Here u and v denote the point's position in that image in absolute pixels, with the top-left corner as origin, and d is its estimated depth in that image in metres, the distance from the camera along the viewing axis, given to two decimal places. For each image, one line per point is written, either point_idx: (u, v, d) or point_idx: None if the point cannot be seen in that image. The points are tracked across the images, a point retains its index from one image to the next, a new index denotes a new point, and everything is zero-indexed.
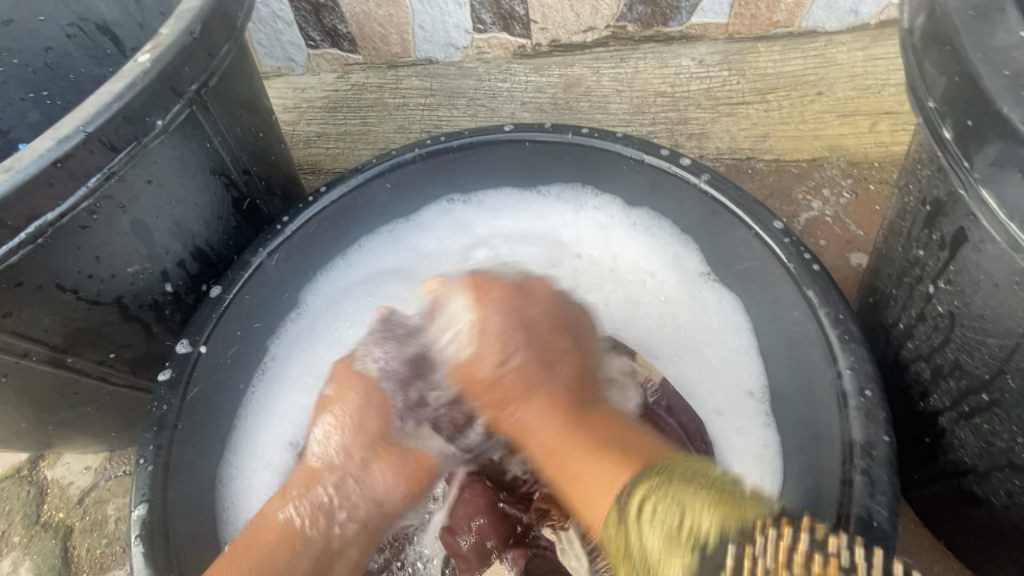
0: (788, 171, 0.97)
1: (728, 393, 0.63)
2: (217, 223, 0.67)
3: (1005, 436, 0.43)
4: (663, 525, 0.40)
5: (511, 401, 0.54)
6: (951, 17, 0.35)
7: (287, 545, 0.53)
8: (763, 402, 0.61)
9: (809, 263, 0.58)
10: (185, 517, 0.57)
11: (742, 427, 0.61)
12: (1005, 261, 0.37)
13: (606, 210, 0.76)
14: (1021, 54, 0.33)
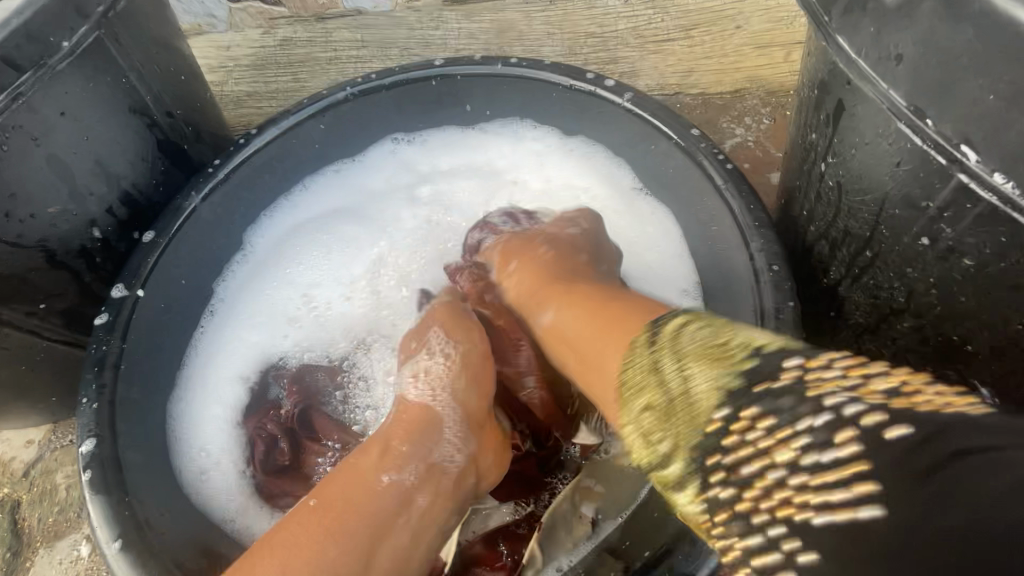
0: (712, 103, 1.03)
1: (662, 290, 0.67)
2: (144, 165, 0.65)
3: (885, 289, 0.47)
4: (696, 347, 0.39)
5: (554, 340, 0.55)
6: None
7: (364, 519, 0.46)
8: (695, 298, 0.64)
9: (724, 164, 0.62)
10: (141, 450, 0.59)
11: None
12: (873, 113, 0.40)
13: (544, 139, 0.77)
14: None
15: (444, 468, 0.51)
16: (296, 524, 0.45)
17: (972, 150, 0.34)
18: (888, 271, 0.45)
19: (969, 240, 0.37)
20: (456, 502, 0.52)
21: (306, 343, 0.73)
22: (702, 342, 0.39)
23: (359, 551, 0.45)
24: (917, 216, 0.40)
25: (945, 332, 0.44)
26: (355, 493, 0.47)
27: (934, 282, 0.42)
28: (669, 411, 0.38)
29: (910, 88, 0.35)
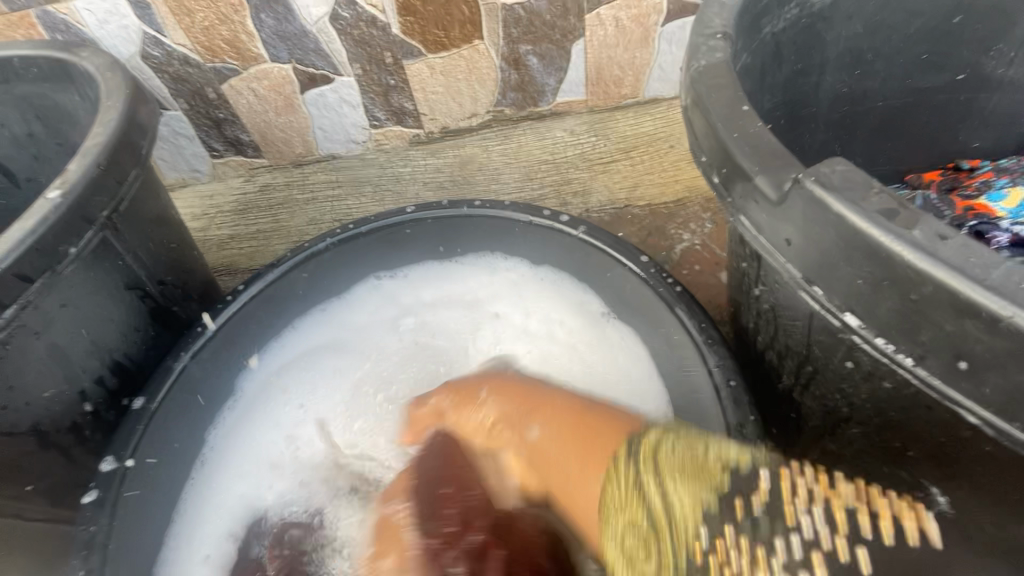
0: (660, 212, 1.14)
1: (635, 416, 0.71)
2: (135, 334, 0.68)
3: (832, 400, 0.52)
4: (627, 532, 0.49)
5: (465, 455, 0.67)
6: (709, 99, 0.45)
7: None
8: (666, 421, 0.69)
9: (672, 286, 0.70)
10: None
11: None
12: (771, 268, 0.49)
13: (517, 270, 0.84)
14: (737, 120, 0.43)
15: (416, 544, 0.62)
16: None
17: (855, 317, 0.38)
18: (829, 384, 0.51)
19: (882, 366, 0.42)
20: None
21: (290, 492, 0.73)
22: (678, 457, 0.49)
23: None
24: (838, 344, 0.45)
25: (888, 438, 0.48)
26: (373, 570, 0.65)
27: (867, 397, 0.47)
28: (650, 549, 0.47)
29: (803, 266, 0.39)
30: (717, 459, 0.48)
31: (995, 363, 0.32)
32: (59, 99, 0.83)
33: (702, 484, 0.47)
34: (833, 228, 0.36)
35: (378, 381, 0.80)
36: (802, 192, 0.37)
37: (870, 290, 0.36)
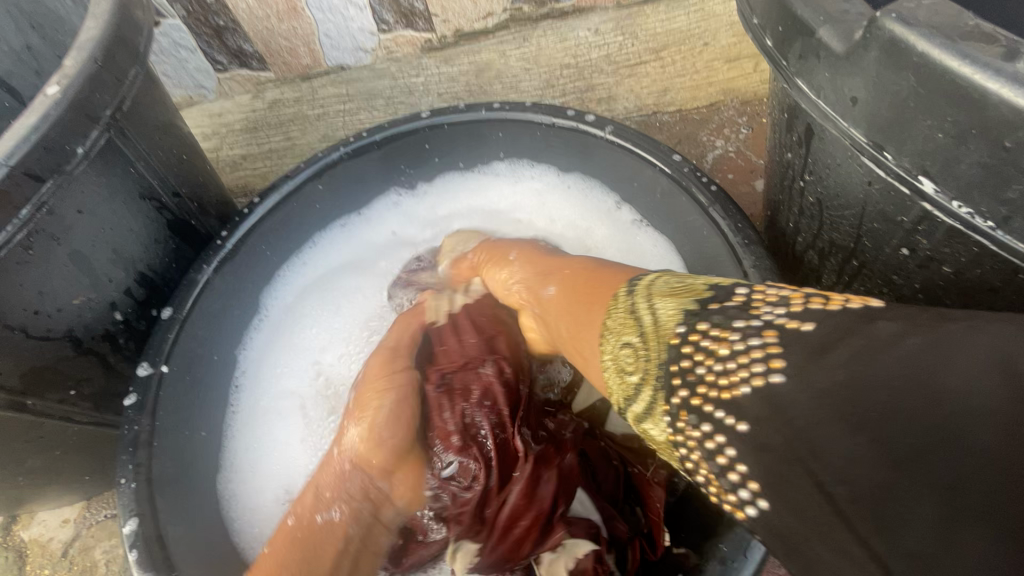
0: (691, 118, 1.09)
1: None
2: (157, 246, 0.68)
3: (875, 297, 0.49)
4: (623, 367, 0.49)
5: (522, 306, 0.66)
6: None
7: (305, 545, 0.58)
8: None
9: (708, 184, 0.65)
10: (183, 525, 0.62)
11: None
12: (821, 154, 0.45)
13: (542, 178, 0.81)
14: None
15: (360, 510, 0.61)
16: (276, 547, 0.59)
17: (931, 181, 0.35)
18: (875, 278, 0.48)
19: (945, 250, 0.39)
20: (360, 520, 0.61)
21: (318, 430, 0.73)
22: (669, 287, 0.49)
23: (338, 528, 0.60)
24: (894, 229, 0.42)
25: None
26: (302, 535, 0.59)
27: (919, 289, 0.44)
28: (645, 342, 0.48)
29: (866, 127, 0.36)
30: (703, 284, 0.48)
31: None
32: (50, 2, 0.77)
33: (678, 301, 0.48)
34: (912, 75, 0.32)
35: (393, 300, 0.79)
36: (878, 38, 0.33)
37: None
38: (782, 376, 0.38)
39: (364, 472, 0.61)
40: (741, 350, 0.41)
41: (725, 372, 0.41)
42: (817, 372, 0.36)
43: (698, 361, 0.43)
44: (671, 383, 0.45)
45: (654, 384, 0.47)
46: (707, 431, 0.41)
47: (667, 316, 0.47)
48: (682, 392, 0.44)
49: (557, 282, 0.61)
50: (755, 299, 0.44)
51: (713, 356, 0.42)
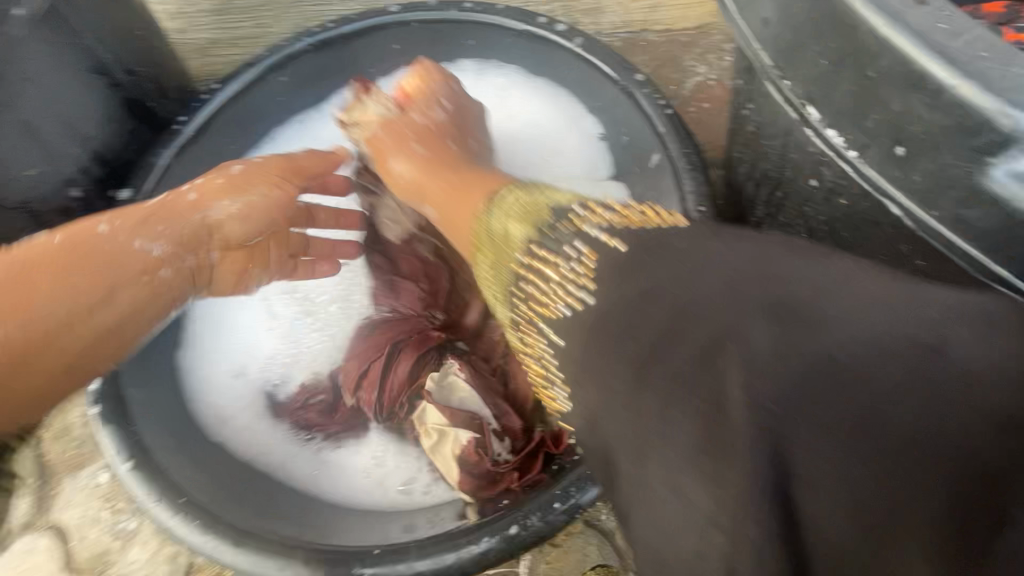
0: (677, 40, 1.01)
1: None
2: (113, 125, 0.68)
3: (794, 228, 0.52)
4: (483, 273, 0.49)
5: (422, 178, 0.62)
6: None
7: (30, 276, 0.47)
8: None
9: (664, 109, 0.66)
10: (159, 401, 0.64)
11: None
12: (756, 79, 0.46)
13: (510, 79, 0.79)
14: None
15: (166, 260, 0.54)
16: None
17: (816, 109, 0.35)
18: (793, 210, 0.50)
19: (841, 181, 0.40)
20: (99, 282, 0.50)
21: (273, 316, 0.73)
22: (519, 210, 0.46)
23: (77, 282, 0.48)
24: (808, 160, 0.43)
25: None
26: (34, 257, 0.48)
27: (825, 221, 0.46)
28: (494, 257, 0.47)
29: None
30: (548, 202, 0.45)
31: (929, 143, 0.29)
32: None
33: (527, 223, 0.44)
34: None
35: None
36: None
37: (831, 70, 0.32)
38: (593, 295, 0.37)
39: (172, 258, 0.55)
40: (563, 264, 0.40)
41: (557, 286, 0.40)
42: (627, 279, 0.36)
43: (534, 265, 0.42)
44: (516, 305, 0.44)
45: (498, 289, 0.47)
46: (536, 333, 0.42)
47: (512, 231, 0.45)
48: (526, 314, 0.43)
49: (439, 195, 0.59)
50: (589, 206, 0.43)
51: (540, 263, 0.42)
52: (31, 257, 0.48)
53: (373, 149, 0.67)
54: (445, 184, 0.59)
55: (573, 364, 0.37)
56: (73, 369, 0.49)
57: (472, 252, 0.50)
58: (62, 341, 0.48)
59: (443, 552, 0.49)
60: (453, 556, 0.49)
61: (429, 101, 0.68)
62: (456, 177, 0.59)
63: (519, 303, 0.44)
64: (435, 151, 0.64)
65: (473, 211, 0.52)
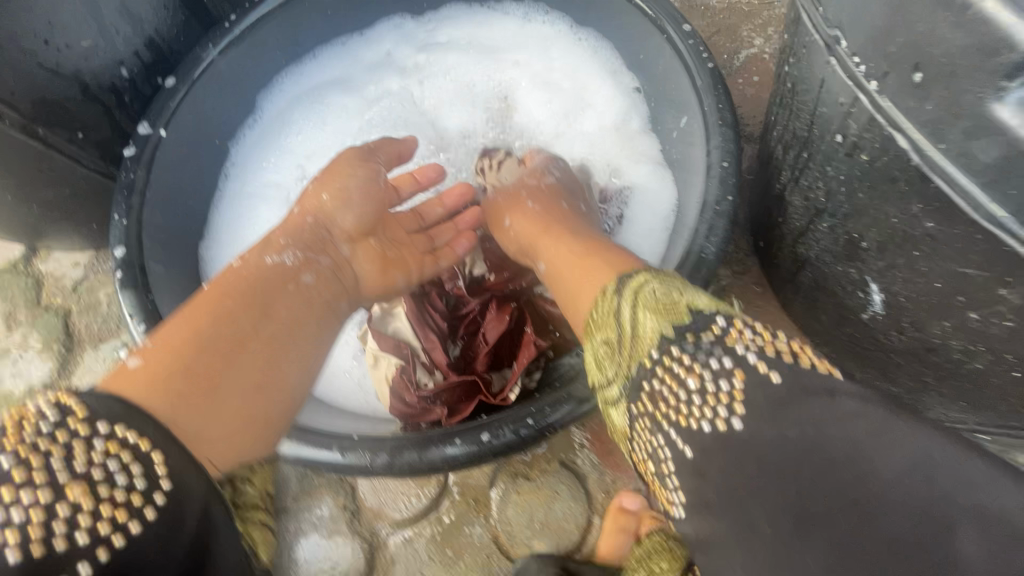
0: (738, 9, 0.96)
1: (641, 207, 0.71)
2: (165, 13, 0.71)
3: (816, 188, 0.50)
4: (603, 345, 0.46)
5: (538, 235, 0.63)
6: None
7: (206, 318, 0.49)
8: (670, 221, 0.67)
9: (705, 61, 0.62)
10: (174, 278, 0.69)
11: (647, 233, 0.69)
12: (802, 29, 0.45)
13: (555, 24, 0.80)
14: None
15: (314, 257, 0.60)
16: (160, 346, 0.46)
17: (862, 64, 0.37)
18: (816, 169, 0.49)
19: (866, 137, 0.39)
20: (264, 295, 0.53)
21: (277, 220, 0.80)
22: (653, 300, 0.43)
23: (268, 315, 0.52)
24: (836, 112, 0.42)
25: (849, 230, 0.47)
26: (215, 292, 0.52)
27: (844, 181, 0.45)
28: (620, 342, 0.45)
29: None
30: (688, 305, 0.42)
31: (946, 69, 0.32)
32: None
33: (661, 319, 0.42)
34: None
35: (389, 121, 0.82)
36: None
37: None
38: (740, 422, 0.37)
39: (322, 227, 0.63)
40: (715, 380, 0.39)
41: (697, 402, 0.39)
42: (773, 423, 0.36)
43: (672, 369, 0.41)
44: (638, 406, 0.43)
45: (623, 361, 0.44)
46: (660, 442, 0.41)
47: (647, 325, 0.42)
48: (644, 409, 0.42)
49: (555, 255, 0.59)
50: (736, 324, 0.41)
51: (680, 368, 0.40)
52: (209, 299, 0.51)
53: (490, 211, 0.72)
54: (566, 248, 0.58)
55: (705, 482, 0.37)
56: (262, 386, 0.49)
57: (589, 322, 0.48)
58: (225, 374, 0.47)
59: (405, 452, 0.52)
60: (411, 459, 0.51)
61: (541, 173, 0.71)
62: (594, 251, 0.55)
63: (653, 388, 0.42)
64: (545, 212, 0.65)
65: (596, 287, 0.50)
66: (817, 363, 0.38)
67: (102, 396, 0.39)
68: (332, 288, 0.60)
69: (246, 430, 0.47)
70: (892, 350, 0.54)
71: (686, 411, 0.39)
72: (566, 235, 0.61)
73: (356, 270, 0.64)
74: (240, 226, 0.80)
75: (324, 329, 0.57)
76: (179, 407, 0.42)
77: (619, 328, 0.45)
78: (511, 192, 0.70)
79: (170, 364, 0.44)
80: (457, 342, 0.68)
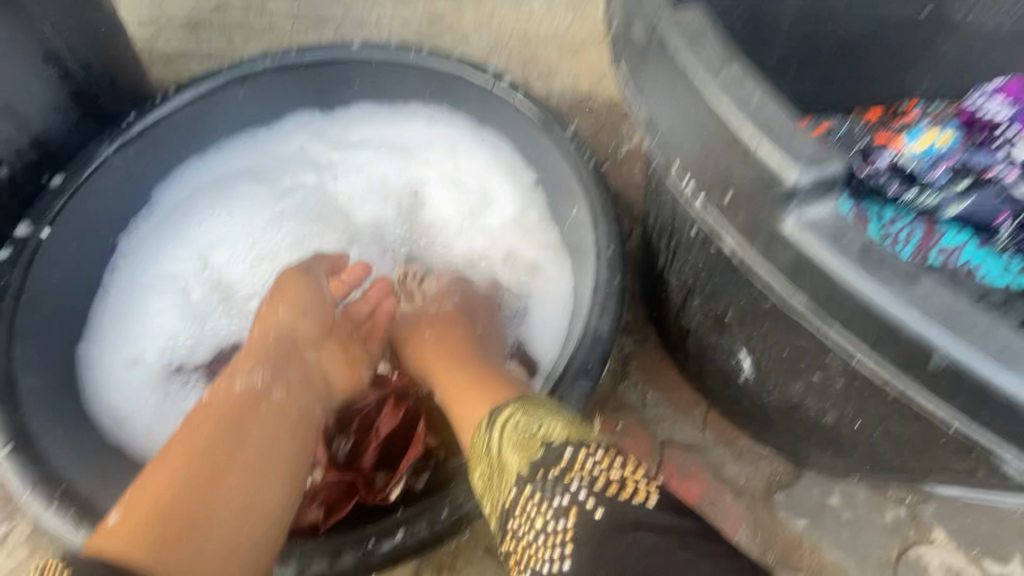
0: (618, 109, 1.08)
1: (542, 295, 0.78)
2: (56, 113, 0.70)
3: (684, 270, 0.57)
4: (484, 476, 0.54)
5: (434, 359, 0.69)
6: None
7: (197, 439, 0.52)
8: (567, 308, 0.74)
9: (586, 161, 0.71)
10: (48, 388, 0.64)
11: (549, 319, 0.75)
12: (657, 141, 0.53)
13: (458, 127, 0.85)
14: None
15: (278, 372, 0.62)
16: (166, 465, 0.50)
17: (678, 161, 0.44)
18: (681, 254, 0.56)
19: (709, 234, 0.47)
20: (245, 413, 0.56)
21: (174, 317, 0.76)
22: (517, 438, 0.52)
23: (234, 451, 0.52)
24: (688, 210, 0.50)
25: (713, 306, 0.55)
26: (208, 408, 0.56)
27: (703, 266, 0.52)
28: (495, 475, 0.53)
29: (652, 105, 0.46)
30: (542, 439, 0.51)
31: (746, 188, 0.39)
32: None
33: (523, 456, 0.50)
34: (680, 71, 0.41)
35: (300, 213, 0.83)
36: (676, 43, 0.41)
37: None
38: (569, 564, 0.45)
39: (284, 335, 0.66)
40: (551, 517, 0.47)
41: (542, 540, 0.47)
42: (600, 557, 0.44)
43: (527, 505, 0.49)
44: (504, 535, 0.51)
45: (496, 492, 0.53)
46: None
47: (512, 459, 0.51)
48: (513, 543, 0.50)
49: (448, 381, 0.65)
50: (578, 459, 0.49)
51: (528, 505, 0.49)
52: (213, 411, 0.56)
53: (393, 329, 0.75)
54: (455, 373, 0.65)
55: None
56: (237, 534, 0.49)
57: (472, 447, 0.57)
58: (205, 513, 0.48)
59: (312, 562, 0.54)
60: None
61: (445, 295, 0.75)
62: (479, 378, 0.63)
63: (511, 518, 0.50)
64: (443, 335, 0.71)
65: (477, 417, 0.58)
66: (644, 499, 0.47)
67: (84, 562, 0.41)
68: (306, 399, 0.62)
69: (237, 564, 0.48)
70: (768, 406, 0.61)
71: (533, 541, 0.48)
72: (465, 360, 0.67)
73: (326, 372, 0.68)
74: (135, 324, 0.75)
75: (277, 482, 0.53)
76: (167, 555, 0.44)
77: (495, 461, 0.53)
78: (428, 312, 0.74)
79: (157, 509, 0.46)
80: (349, 436, 0.71)
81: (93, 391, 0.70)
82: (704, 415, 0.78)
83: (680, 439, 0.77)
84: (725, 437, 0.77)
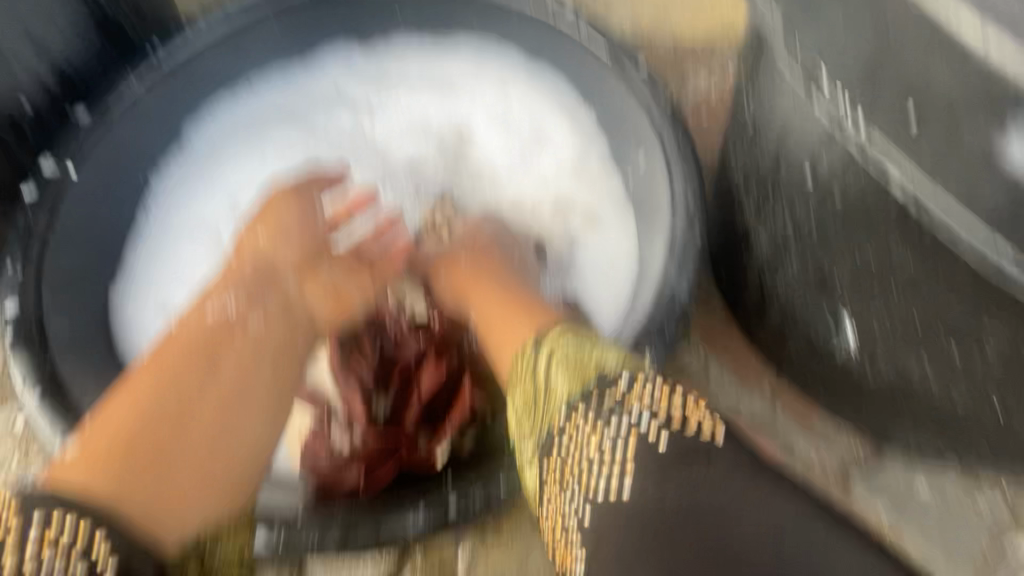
0: (682, 47, 0.96)
1: (602, 250, 0.71)
2: (79, 41, 0.64)
3: (782, 224, 0.50)
4: (522, 397, 0.50)
5: (470, 285, 0.64)
6: None
7: (163, 369, 0.48)
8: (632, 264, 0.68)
9: (664, 99, 0.62)
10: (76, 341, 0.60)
11: (613, 282, 0.69)
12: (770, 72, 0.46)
13: (507, 61, 0.75)
14: None
15: (265, 300, 0.56)
16: (127, 397, 0.46)
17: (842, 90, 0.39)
18: (782, 206, 0.49)
19: (840, 177, 0.43)
20: (219, 342, 0.51)
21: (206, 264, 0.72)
22: (566, 360, 0.47)
23: (205, 383, 0.49)
24: (806, 152, 0.44)
25: (820, 265, 0.49)
26: (176, 336, 0.52)
27: (812, 217, 0.46)
28: (535, 402, 0.48)
29: None
30: (596, 363, 0.46)
31: None
32: None
33: (573, 379, 0.46)
34: None
35: (337, 155, 0.77)
36: None
37: None
38: (628, 487, 0.42)
39: (273, 269, 0.60)
40: (613, 442, 0.43)
41: (596, 459, 0.43)
42: (668, 482, 0.42)
43: (575, 427, 0.45)
44: (545, 460, 0.46)
45: (537, 416, 0.48)
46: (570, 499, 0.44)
47: (558, 383, 0.46)
48: (554, 462, 0.45)
49: (482, 310, 0.61)
50: (635, 384, 0.45)
51: (580, 432, 0.44)
52: (179, 342, 0.51)
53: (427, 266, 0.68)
54: (485, 296, 0.62)
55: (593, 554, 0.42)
56: (207, 469, 0.46)
57: (512, 374, 0.52)
58: (172, 446, 0.45)
59: (357, 530, 0.55)
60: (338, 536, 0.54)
61: (482, 225, 0.71)
62: (522, 306, 0.58)
63: (556, 440, 0.45)
64: (477, 263, 0.66)
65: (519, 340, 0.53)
66: (707, 430, 0.43)
67: (41, 500, 0.40)
68: (284, 330, 0.56)
69: (205, 497, 0.46)
70: (866, 383, 0.55)
71: (583, 461, 0.44)
72: (499, 286, 0.62)
73: (308, 303, 0.60)
74: (167, 271, 0.71)
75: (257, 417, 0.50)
76: (124, 489, 0.42)
77: (536, 385, 0.49)
78: (463, 259, 0.67)
79: (118, 440, 0.44)
80: (387, 393, 0.65)
81: (128, 337, 0.67)
82: (774, 388, 0.71)
83: (745, 413, 0.70)
84: (798, 413, 0.70)
